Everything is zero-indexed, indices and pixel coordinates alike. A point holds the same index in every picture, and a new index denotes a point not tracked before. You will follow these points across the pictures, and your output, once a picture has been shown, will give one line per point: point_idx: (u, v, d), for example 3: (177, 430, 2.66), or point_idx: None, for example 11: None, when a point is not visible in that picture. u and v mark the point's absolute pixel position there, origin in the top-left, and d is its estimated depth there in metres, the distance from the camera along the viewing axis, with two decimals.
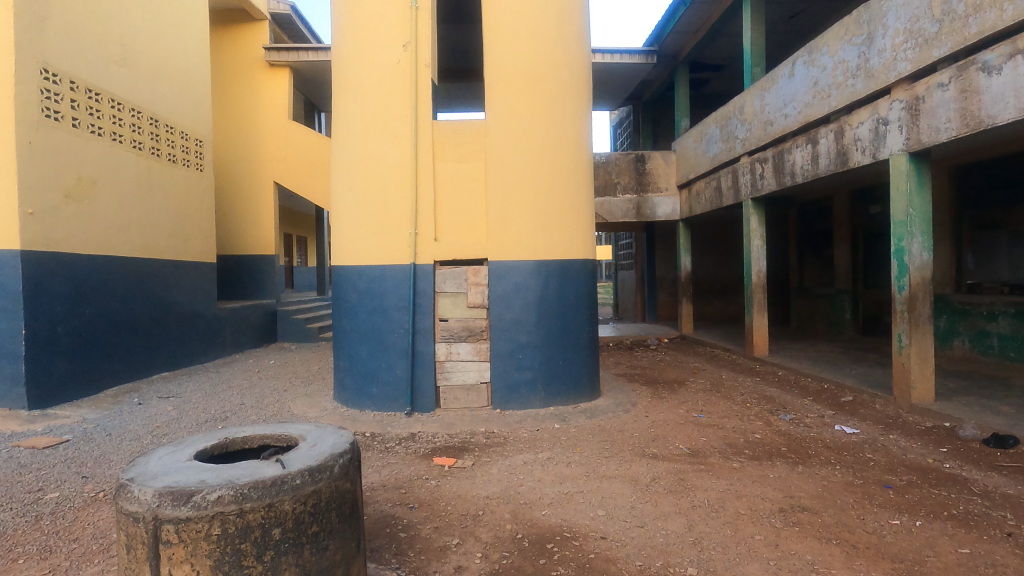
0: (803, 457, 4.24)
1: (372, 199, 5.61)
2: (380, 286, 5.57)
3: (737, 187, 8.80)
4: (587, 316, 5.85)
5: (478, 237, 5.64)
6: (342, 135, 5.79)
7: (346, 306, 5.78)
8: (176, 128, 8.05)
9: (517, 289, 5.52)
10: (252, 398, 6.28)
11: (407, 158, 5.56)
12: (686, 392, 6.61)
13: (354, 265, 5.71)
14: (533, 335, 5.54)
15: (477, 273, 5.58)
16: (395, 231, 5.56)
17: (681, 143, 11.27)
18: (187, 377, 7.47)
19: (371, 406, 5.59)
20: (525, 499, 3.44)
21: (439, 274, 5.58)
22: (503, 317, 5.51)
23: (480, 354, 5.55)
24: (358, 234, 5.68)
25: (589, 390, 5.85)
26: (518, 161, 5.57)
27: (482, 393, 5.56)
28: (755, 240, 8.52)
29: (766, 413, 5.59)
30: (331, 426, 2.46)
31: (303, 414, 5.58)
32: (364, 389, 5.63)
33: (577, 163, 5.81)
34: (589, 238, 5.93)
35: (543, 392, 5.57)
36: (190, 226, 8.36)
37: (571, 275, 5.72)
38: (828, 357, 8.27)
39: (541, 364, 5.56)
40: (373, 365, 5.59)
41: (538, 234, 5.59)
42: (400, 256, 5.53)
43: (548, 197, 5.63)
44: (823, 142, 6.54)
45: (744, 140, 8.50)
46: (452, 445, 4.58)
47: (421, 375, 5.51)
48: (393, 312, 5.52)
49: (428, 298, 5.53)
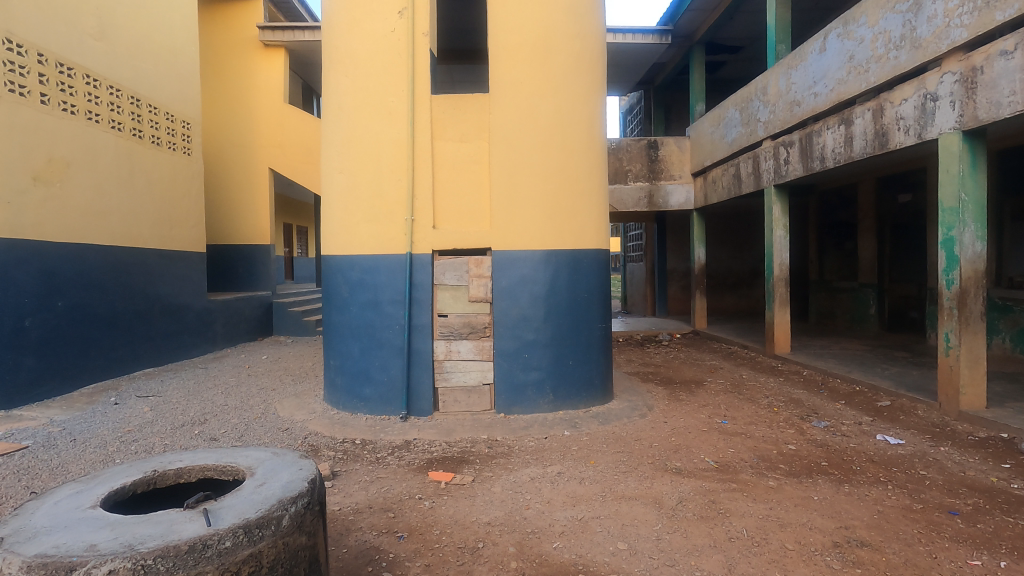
0: (848, 474, 3.73)
1: (365, 183, 5.11)
2: (373, 278, 5.08)
3: (758, 174, 8.24)
4: (600, 312, 5.35)
5: (481, 225, 5.13)
6: (332, 112, 5.27)
7: (336, 299, 5.29)
8: (160, 109, 7.56)
9: (523, 282, 5.01)
10: (236, 398, 5.81)
11: (403, 137, 5.05)
12: (706, 394, 6.10)
13: (346, 255, 5.22)
14: (541, 333, 5.05)
15: (480, 264, 5.07)
16: (389, 217, 5.06)
17: (696, 128, 10.69)
18: (171, 373, 7.02)
19: (363, 409, 5.12)
20: (532, 527, 2.96)
21: (438, 265, 5.08)
22: (508, 312, 5.01)
23: (482, 353, 5.07)
24: (349, 221, 5.18)
25: (602, 392, 5.36)
26: (524, 141, 5.05)
27: (484, 396, 5.08)
28: (778, 230, 7.96)
29: (797, 419, 5.09)
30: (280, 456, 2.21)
31: (290, 417, 5.11)
32: (356, 390, 5.16)
33: (590, 144, 5.28)
34: (602, 226, 5.42)
35: (552, 394, 5.08)
36: (176, 214, 7.87)
37: (583, 267, 5.21)
38: (856, 356, 7.74)
39: (549, 364, 5.07)
40: (365, 364, 5.12)
41: (547, 222, 5.07)
42: (396, 245, 5.03)
43: (558, 181, 5.11)
44: (859, 122, 5.98)
45: (767, 123, 7.93)
46: (451, 456, 4.11)
47: (418, 375, 5.03)
48: (386, 306, 5.04)
49: (426, 292, 5.03)
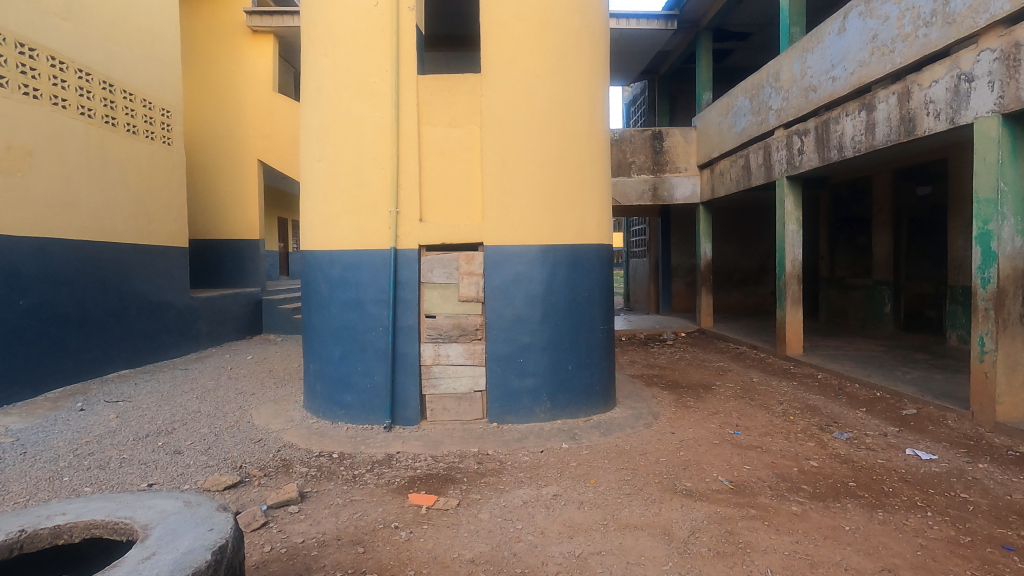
0: (881, 498, 3.31)
1: (347, 173, 4.69)
2: (355, 275, 4.67)
3: (769, 165, 7.80)
4: (601, 312, 4.93)
5: (472, 218, 4.72)
6: (312, 94, 4.84)
7: (316, 299, 4.88)
8: (136, 95, 7.15)
9: (517, 279, 4.60)
10: (211, 404, 5.41)
11: (387, 122, 4.63)
12: (715, 400, 5.69)
13: (325, 250, 4.80)
14: (537, 335, 4.63)
15: (471, 260, 4.66)
16: (372, 209, 4.64)
17: (703, 118, 10.23)
18: (147, 376, 6.62)
19: (344, 417, 4.72)
20: (522, 565, 2.56)
21: (426, 261, 4.66)
22: (502, 313, 4.60)
23: (473, 357, 4.66)
24: (329, 213, 4.76)
25: (604, 400, 4.94)
26: (519, 126, 4.62)
27: (476, 404, 4.67)
28: (791, 224, 7.51)
29: (816, 430, 4.67)
30: (186, 510, 2.14)
31: (265, 426, 4.72)
32: (336, 396, 4.76)
33: (591, 130, 4.85)
34: (605, 219, 4.99)
35: (549, 402, 4.68)
36: (155, 207, 7.47)
37: (583, 264, 4.79)
38: (873, 358, 7.31)
39: (546, 369, 4.66)
40: (346, 369, 4.72)
41: (543, 215, 4.65)
42: (379, 239, 4.62)
43: (556, 170, 4.69)
44: (883, 108, 5.55)
45: (779, 111, 7.49)
46: (436, 474, 3.70)
47: (403, 381, 4.63)
48: (369, 306, 4.64)
49: (412, 290, 4.62)
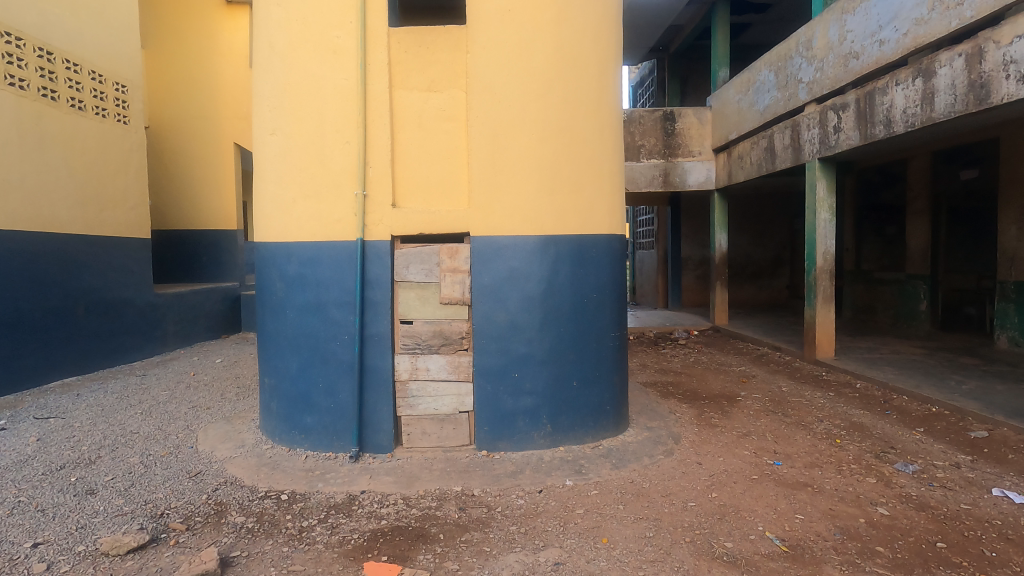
0: (986, 570, 2.52)
1: (306, 148, 3.87)
2: (315, 272, 3.86)
3: (798, 146, 6.95)
4: (612, 318, 4.11)
5: (458, 203, 3.89)
6: (263, 53, 4.00)
7: (270, 300, 4.07)
8: (81, 66, 6.34)
9: (512, 278, 3.79)
10: (153, 423, 4.62)
11: (353, 85, 3.79)
12: (742, 416, 4.88)
13: (280, 241, 3.98)
14: (536, 345, 3.83)
15: (454, 254, 3.84)
16: (336, 192, 3.82)
17: (719, 96, 9.36)
18: (95, 384, 5.86)
19: (303, 444, 3.93)
20: None
21: (400, 255, 3.84)
22: (492, 317, 3.79)
23: (458, 371, 3.87)
24: (285, 197, 3.94)
25: (615, 421, 4.12)
26: (514, 90, 3.78)
27: (461, 428, 3.88)
28: (823, 212, 6.66)
29: (871, 459, 3.87)
30: None
31: (209, 454, 3.93)
32: (294, 418, 3.96)
33: (601, 97, 4.02)
34: (617, 202, 4.16)
35: (549, 426, 3.88)
36: (108, 192, 6.66)
37: (590, 259, 3.97)
38: (915, 363, 6.49)
39: (546, 387, 3.86)
40: (306, 385, 3.93)
41: (544, 199, 3.83)
42: (344, 228, 3.80)
43: (559, 144, 3.86)
44: (945, 73, 4.70)
45: (811, 83, 6.63)
46: (405, 528, 2.92)
47: (373, 400, 3.84)
48: (332, 310, 3.84)
49: (383, 291, 3.81)
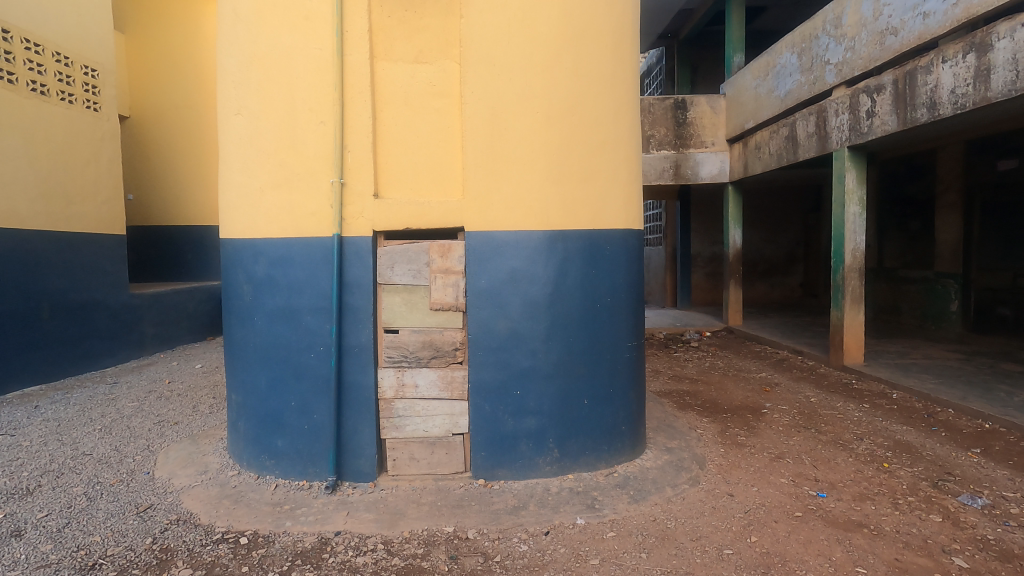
0: None
1: (274, 130, 3.34)
2: (286, 274, 3.34)
3: (824, 134, 6.40)
4: (628, 325, 3.57)
5: (450, 193, 3.35)
6: (226, 21, 3.47)
7: (237, 306, 3.55)
8: (42, 47, 5.84)
9: (513, 280, 3.26)
10: (111, 442, 4.11)
11: (327, 56, 3.25)
12: (771, 434, 4.36)
13: (246, 237, 3.46)
14: (541, 358, 3.31)
15: (446, 252, 3.32)
16: (309, 181, 3.29)
17: (734, 83, 8.79)
18: (59, 394, 5.37)
19: (273, 470, 3.42)
20: None
21: (384, 254, 3.32)
22: (491, 326, 3.27)
23: (451, 389, 3.35)
24: (251, 187, 3.41)
25: (632, 443, 3.60)
26: (516, 62, 3.25)
27: (455, 453, 3.37)
28: (852, 205, 6.11)
29: (929, 490, 3.34)
30: None
31: (165, 483, 3.42)
32: (263, 440, 3.45)
33: (616, 72, 3.48)
34: (633, 192, 3.63)
35: (556, 451, 3.36)
36: (76, 185, 6.15)
37: (604, 258, 3.44)
38: (952, 370, 5.95)
39: (552, 405, 3.34)
40: (276, 404, 3.41)
41: (550, 189, 3.30)
42: (318, 223, 3.28)
43: (569, 126, 3.33)
44: (1003, 46, 4.15)
45: (840, 65, 6.07)
46: None
47: (353, 421, 3.33)
48: (306, 317, 3.32)
49: (364, 296, 3.29)
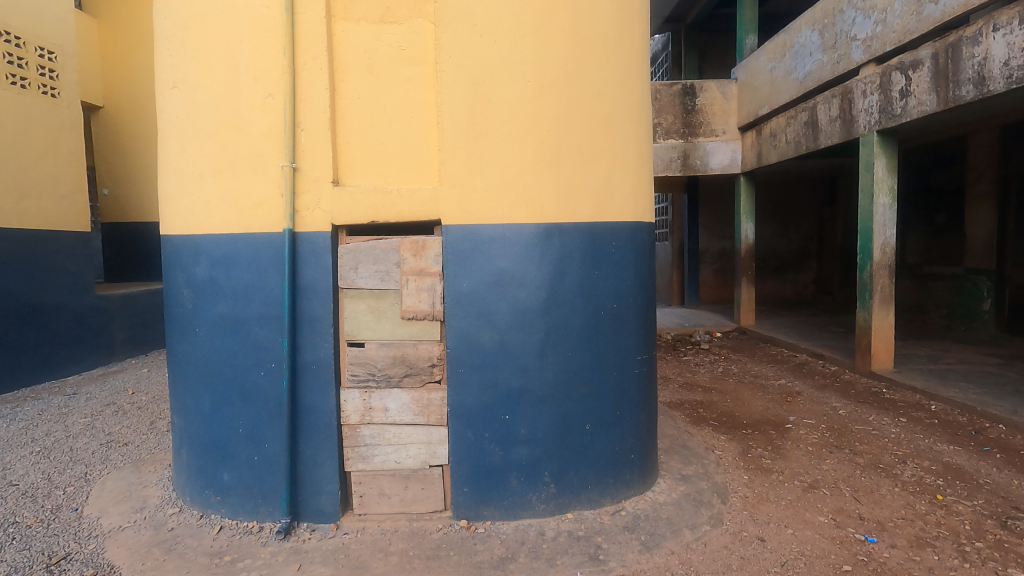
0: None
1: (214, 104, 2.81)
2: (231, 277, 2.81)
3: (850, 117, 5.84)
4: (638, 336, 3.03)
5: (423, 178, 2.82)
6: None
7: (175, 314, 3.01)
8: None
9: (500, 283, 2.72)
10: (44, 469, 3.58)
11: (275, 14, 2.71)
12: (799, 456, 3.81)
13: (185, 233, 2.92)
14: (534, 376, 2.77)
15: (420, 250, 2.79)
16: (256, 165, 2.76)
17: (747, 66, 8.21)
18: (7, 408, 4.86)
19: (219, 508, 2.90)
20: None
21: (346, 253, 2.79)
22: (473, 338, 2.73)
23: (428, 413, 2.82)
24: (190, 172, 2.88)
25: (642, 474, 3.06)
26: (502, 19, 2.70)
27: (432, 488, 2.84)
28: (882, 195, 5.54)
29: (998, 532, 2.80)
30: None
31: (92, 524, 2.89)
32: (208, 473, 2.93)
33: (622, 34, 2.93)
34: (644, 178, 3.07)
35: (551, 486, 2.83)
36: (29, 177, 5.63)
37: (609, 256, 2.89)
38: (993, 377, 5.39)
39: (548, 432, 2.81)
40: (221, 430, 2.89)
41: (542, 172, 2.76)
42: (267, 216, 2.75)
43: (565, 97, 2.79)
44: None
45: (869, 40, 5.49)
46: None
47: (312, 451, 2.80)
48: (254, 329, 2.79)
49: (323, 303, 2.76)
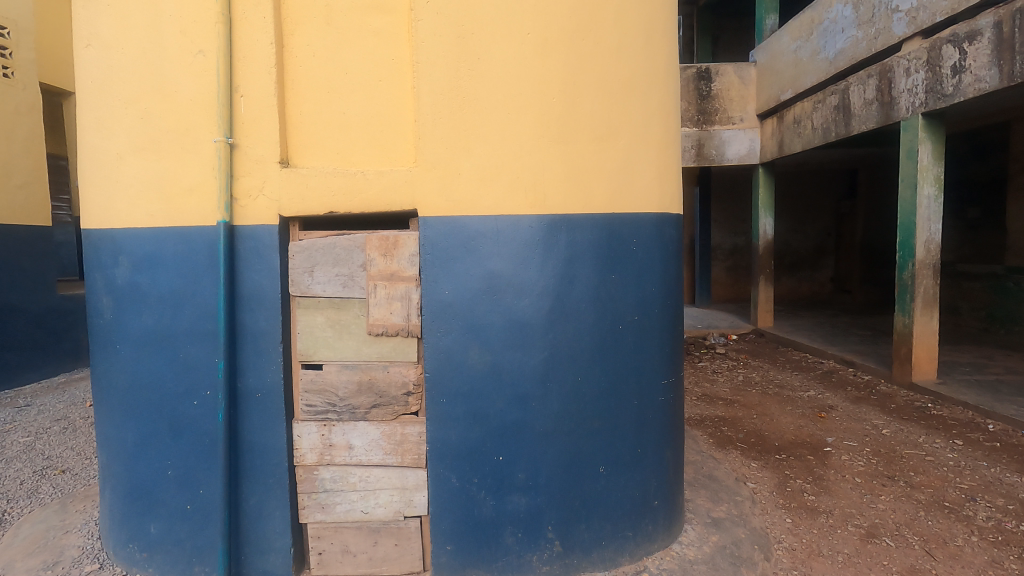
0: None
1: (134, 64, 2.24)
2: (156, 282, 2.25)
3: (888, 99, 5.24)
4: (662, 355, 2.46)
5: (396, 158, 2.24)
6: None
7: (94, 327, 2.44)
8: None
9: (491, 291, 2.15)
10: None
11: None
12: (848, 490, 3.24)
13: (101, 226, 2.35)
14: (534, 407, 2.21)
15: (392, 249, 2.22)
16: (184, 140, 2.20)
17: (767, 48, 7.58)
18: None
19: (146, 566, 2.35)
20: None
21: (298, 253, 2.22)
22: (458, 360, 2.17)
23: (401, 452, 2.26)
24: (105, 150, 2.31)
25: (667, 523, 2.50)
26: None
27: (408, 544, 2.29)
28: (926, 186, 4.94)
29: None
30: None
31: None
32: (132, 522, 2.37)
33: None
34: (671, 157, 2.49)
35: (556, 543, 2.27)
36: None
37: (628, 257, 2.32)
38: None
39: (551, 476, 2.24)
40: (147, 471, 2.33)
41: (546, 150, 2.19)
42: (199, 205, 2.18)
43: (574, 57, 2.21)
44: None
45: (916, 10, 4.87)
46: None
47: (258, 497, 2.25)
48: (185, 348, 2.23)
49: (269, 316, 2.20)
